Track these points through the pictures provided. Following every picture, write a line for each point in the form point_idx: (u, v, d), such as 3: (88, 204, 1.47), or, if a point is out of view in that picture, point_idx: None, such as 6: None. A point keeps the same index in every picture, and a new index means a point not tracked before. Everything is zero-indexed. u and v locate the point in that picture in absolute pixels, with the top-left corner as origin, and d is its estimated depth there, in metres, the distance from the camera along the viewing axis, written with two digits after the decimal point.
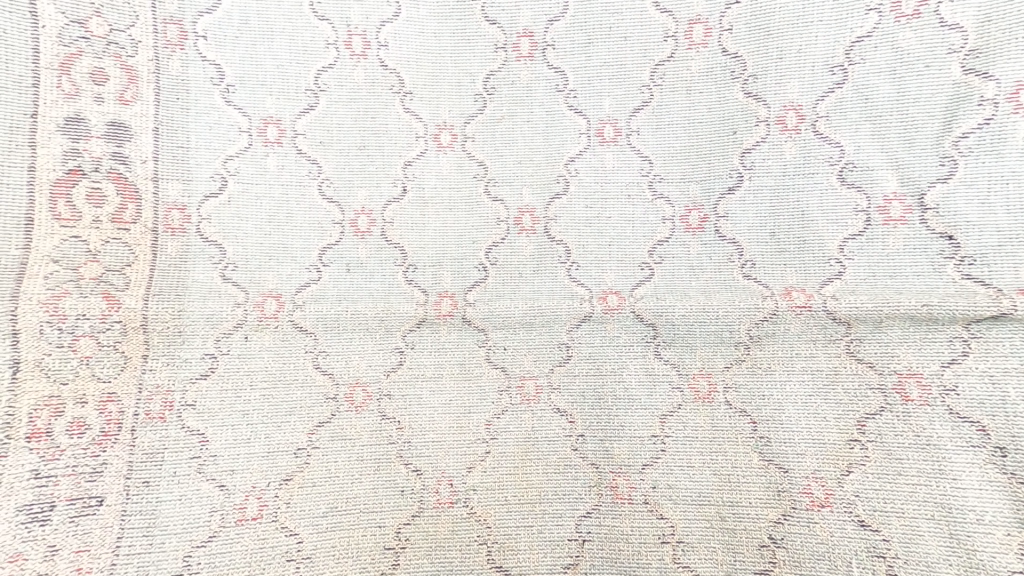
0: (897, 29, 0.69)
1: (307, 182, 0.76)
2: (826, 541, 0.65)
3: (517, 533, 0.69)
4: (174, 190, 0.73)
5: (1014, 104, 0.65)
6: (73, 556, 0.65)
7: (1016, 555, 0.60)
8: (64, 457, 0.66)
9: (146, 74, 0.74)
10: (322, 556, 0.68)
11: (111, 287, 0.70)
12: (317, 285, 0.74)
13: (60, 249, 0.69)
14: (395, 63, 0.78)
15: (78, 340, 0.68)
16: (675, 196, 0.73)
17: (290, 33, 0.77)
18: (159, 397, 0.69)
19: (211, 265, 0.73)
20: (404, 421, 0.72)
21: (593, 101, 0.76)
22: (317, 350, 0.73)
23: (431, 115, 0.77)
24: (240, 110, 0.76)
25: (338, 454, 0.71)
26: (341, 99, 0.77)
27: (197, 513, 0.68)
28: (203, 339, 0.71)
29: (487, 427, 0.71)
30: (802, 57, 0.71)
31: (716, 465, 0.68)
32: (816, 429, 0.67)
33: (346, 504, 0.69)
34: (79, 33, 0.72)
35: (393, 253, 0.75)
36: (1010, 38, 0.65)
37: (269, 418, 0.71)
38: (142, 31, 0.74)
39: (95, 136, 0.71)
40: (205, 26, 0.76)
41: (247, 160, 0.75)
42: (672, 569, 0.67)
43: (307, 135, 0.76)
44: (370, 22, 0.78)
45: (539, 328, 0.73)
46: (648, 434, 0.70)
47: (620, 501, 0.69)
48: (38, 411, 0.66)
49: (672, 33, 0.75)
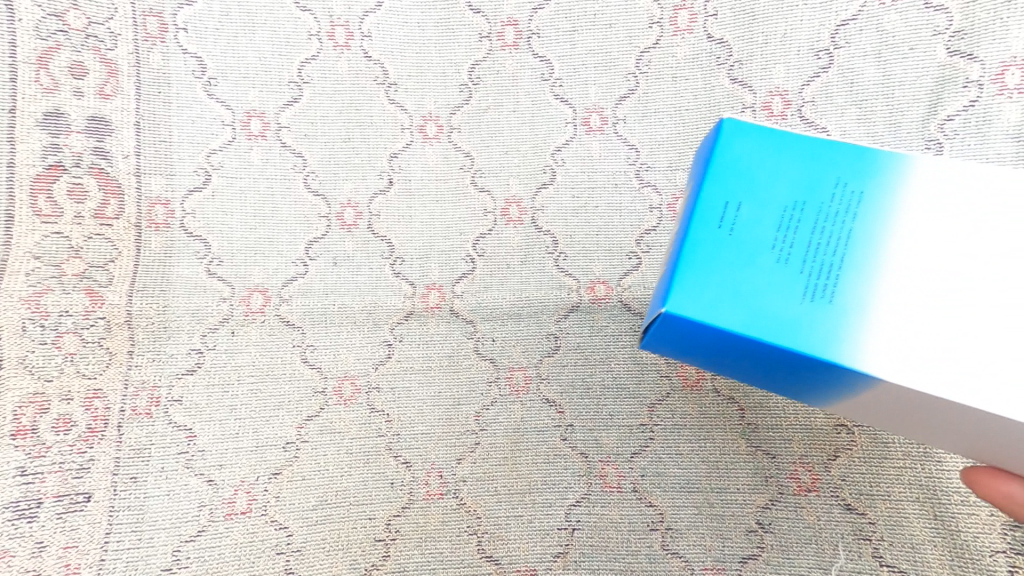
0: (882, 11, 0.68)
1: (292, 175, 0.75)
2: (813, 525, 0.65)
3: (507, 523, 0.69)
4: (157, 185, 0.73)
5: (999, 85, 0.64)
6: (62, 552, 0.65)
7: (999, 534, 0.62)
8: (50, 454, 0.66)
9: (126, 67, 0.73)
10: (312, 549, 0.68)
11: (94, 283, 0.70)
12: (304, 279, 0.73)
13: (41, 246, 0.68)
14: (379, 54, 0.77)
15: (63, 337, 0.68)
16: (662, 185, 0.73)
17: (272, 24, 0.76)
18: (145, 393, 0.69)
19: (197, 260, 0.72)
20: (392, 414, 0.71)
21: (579, 89, 0.75)
22: (304, 344, 0.72)
23: (416, 106, 0.77)
24: (223, 103, 0.75)
25: (327, 447, 0.70)
26: (325, 91, 0.76)
27: (185, 507, 0.68)
28: (189, 335, 0.71)
29: (476, 419, 0.71)
30: (788, 42, 0.70)
31: (704, 452, 0.68)
32: (804, 415, 0.67)
33: (336, 497, 0.69)
34: (57, 25, 0.71)
35: (380, 246, 0.75)
36: (995, 18, 0.65)
37: (257, 413, 0.70)
38: (121, 24, 0.73)
39: (75, 131, 0.71)
40: (185, 18, 0.75)
41: (230, 153, 0.74)
42: (662, 556, 0.67)
43: (292, 128, 0.76)
44: (353, 12, 0.77)
45: (528, 319, 0.73)
46: (637, 423, 0.70)
47: (609, 490, 0.69)
48: (23, 407, 0.66)
49: (657, 20, 0.74)
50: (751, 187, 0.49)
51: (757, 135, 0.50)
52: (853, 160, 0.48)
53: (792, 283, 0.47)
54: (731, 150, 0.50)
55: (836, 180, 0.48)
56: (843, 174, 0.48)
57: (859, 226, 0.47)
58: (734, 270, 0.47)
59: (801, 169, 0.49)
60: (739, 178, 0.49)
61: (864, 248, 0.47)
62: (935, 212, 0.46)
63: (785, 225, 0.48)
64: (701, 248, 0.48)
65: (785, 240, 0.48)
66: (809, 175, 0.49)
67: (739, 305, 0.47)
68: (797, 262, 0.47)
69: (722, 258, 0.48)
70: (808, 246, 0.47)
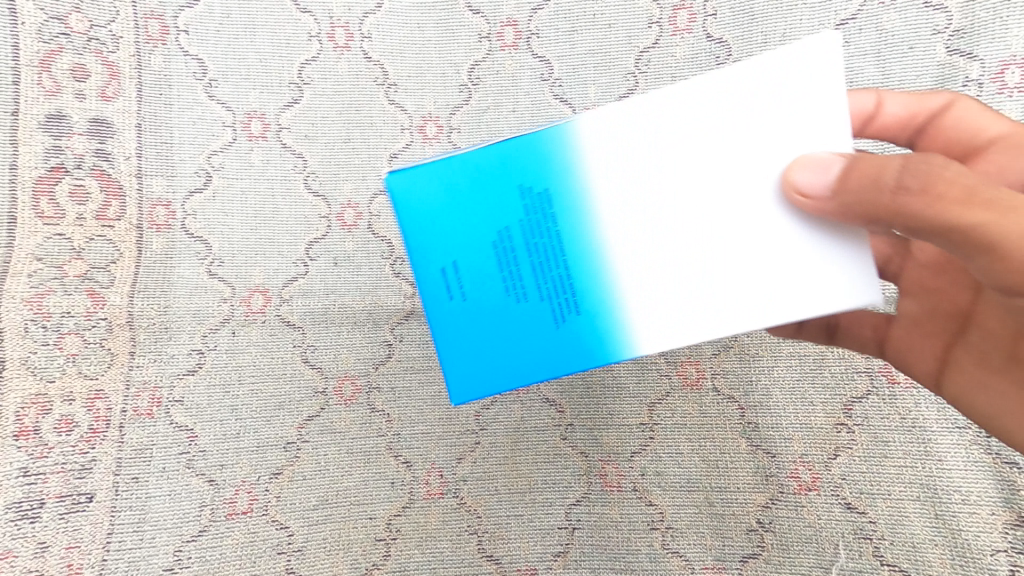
0: (882, 10, 0.68)
1: (293, 176, 0.75)
2: (814, 524, 0.65)
3: (507, 522, 0.69)
4: (159, 186, 0.73)
5: (1000, 83, 0.65)
6: (64, 552, 0.65)
7: (1000, 534, 0.62)
8: (52, 455, 0.66)
9: (127, 70, 0.74)
10: (313, 549, 0.68)
11: (96, 284, 0.70)
12: (305, 279, 0.74)
13: (43, 247, 0.69)
14: (379, 55, 0.77)
15: (65, 338, 0.68)
16: None
17: (273, 26, 0.77)
18: (147, 394, 0.70)
19: (198, 261, 0.73)
20: (392, 413, 0.71)
21: (578, 89, 0.75)
22: (305, 344, 0.72)
23: (416, 107, 0.77)
24: (224, 105, 0.75)
25: (328, 447, 0.70)
26: (326, 92, 0.77)
27: (187, 508, 0.68)
28: (190, 335, 0.71)
29: (476, 418, 0.71)
30: (788, 41, 0.70)
31: (704, 451, 0.68)
32: (804, 413, 0.67)
33: (337, 497, 0.69)
34: (59, 28, 0.71)
35: (380, 246, 0.75)
36: (994, 17, 0.65)
37: (258, 413, 0.71)
38: (123, 26, 0.74)
39: (77, 133, 0.71)
40: (186, 21, 0.76)
41: (231, 155, 0.75)
42: (662, 555, 0.67)
43: (292, 129, 0.76)
44: (353, 13, 0.78)
45: None
46: (637, 422, 0.70)
47: (609, 489, 0.69)
48: (26, 408, 0.66)
49: (656, 20, 0.74)
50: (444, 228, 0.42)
51: (420, 177, 0.42)
52: (514, 154, 0.40)
53: (527, 311, 0.41)
54: (414, 211, 0.42)
55: (520, 185, 0.40)
56: (520, 176, 0.40)
57: (554, 222, 0.40)
58: (476, 325, 0.43)
59: (480, 186, 0.41)
60: (433, 225, 0.42)
61: (578, 242, 0.40)
62: (615, 178, 0.39)
63: (491, 252, 0.41)
64: (436, 318, 0.43)
65: (506, 272, 0.41)
66: (488, 191, 0.41)
67: (510, 357, 0.42)
68: (518, 283, 0.41)
69: (467, 322, 0.43)
70: (529, 267, 0.41)
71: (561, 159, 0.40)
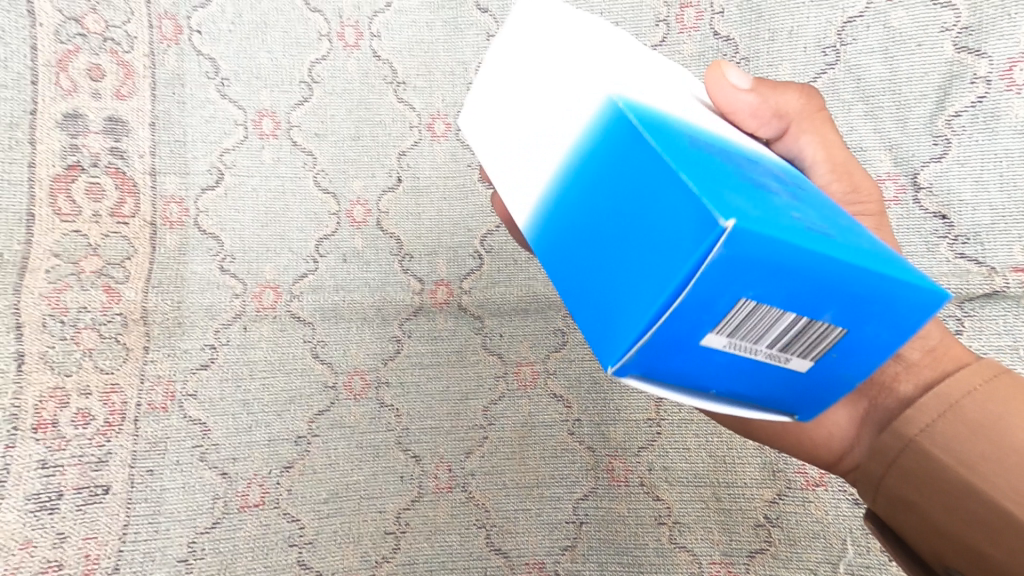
0: (889, 8, 0.70)
1: (303, 173, 0.76)
2: (821, 518, 0.66)
3: (516, 516, 0.69)
4: (172, 184, 0.74)
5: (1007, 80, 0.66)
6: (81, 543, 0.66)
7: None
8: (69, 447, 0.67)
9: (141, 69, 0.75)
10: (324, 542, 0.69)
11: (111, 280, 0.71)
12: (315, 276, 0.75)
13: (60, 244, 0.70)
14: (388, 53, 0.78)
15: (81, 332, 0.70)
16: None
17: (284, 25, 0.78)
18: (161, 388, 0.71)
19: (210, 257, 0.74)
20: (402, 408, 0.72)
21: None
22: (315, 339, 0.73)
23: (425, 106, 0.78)
24: (235, 103, 0.76)
25: (338, 441, 0.71)
26: (335, 91, 0.78)
27: (200, 500, 0.69)
28: (203, 331, 0.72)
29: (484, 413, 0.72)
30: (794, 38, 0.72)
31: (710, 447, 0.69)
32: None
33: (347, 490, 0.70)
34: (75, 29, 0.73)
35: (389, 243, 0.76)
36: (1002, 14, 0.66)
37: (269, 407, 0.72)
38: (137, 27, 0.75)
39: (93, 131, 0.72)
40: (199, 21, 0.77)
41: (243, 153, 0.76)
42: (669, 550, 0.67)
43: (303, 127, 0.77)
44: (363, 13, 0.79)
45: (534, 315, 0.74)
46: (644, 417, 0.71)
47: (616, 484, 0.69)
48: (43, 401, 0.67)
49: (663, 18, 0.75)
50: (768, 212, 0.25)
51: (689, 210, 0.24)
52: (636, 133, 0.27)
53: (805, 200, 0.31)
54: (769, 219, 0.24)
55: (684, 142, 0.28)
56: (674, 135, 0.28)
57: (722, 143, 0.32)
58: (848, 235, 0.29)
59: (693, 157, 0.26)
60: (774, 218, 0.24)
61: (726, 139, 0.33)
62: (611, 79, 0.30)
63: (761, 189, 0.27)
64: (869, 263, 0.26)
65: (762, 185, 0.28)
66: (689, 157, 0.26)
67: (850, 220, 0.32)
68: (780, 190, 0.29)
69: (845, 234, 0.28)
70: (760, 171, 0.30)
71: (661, 114, 0.30)
